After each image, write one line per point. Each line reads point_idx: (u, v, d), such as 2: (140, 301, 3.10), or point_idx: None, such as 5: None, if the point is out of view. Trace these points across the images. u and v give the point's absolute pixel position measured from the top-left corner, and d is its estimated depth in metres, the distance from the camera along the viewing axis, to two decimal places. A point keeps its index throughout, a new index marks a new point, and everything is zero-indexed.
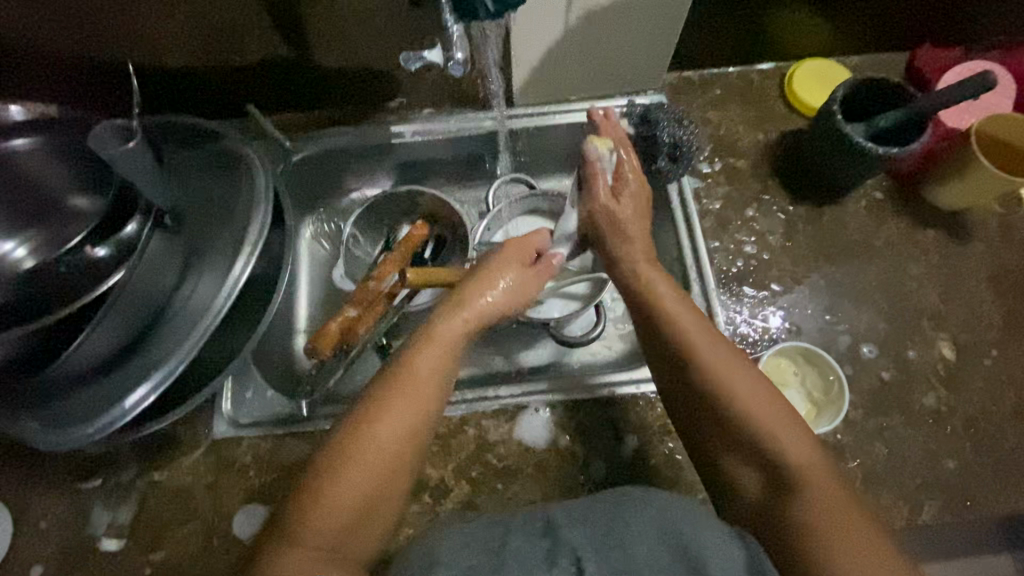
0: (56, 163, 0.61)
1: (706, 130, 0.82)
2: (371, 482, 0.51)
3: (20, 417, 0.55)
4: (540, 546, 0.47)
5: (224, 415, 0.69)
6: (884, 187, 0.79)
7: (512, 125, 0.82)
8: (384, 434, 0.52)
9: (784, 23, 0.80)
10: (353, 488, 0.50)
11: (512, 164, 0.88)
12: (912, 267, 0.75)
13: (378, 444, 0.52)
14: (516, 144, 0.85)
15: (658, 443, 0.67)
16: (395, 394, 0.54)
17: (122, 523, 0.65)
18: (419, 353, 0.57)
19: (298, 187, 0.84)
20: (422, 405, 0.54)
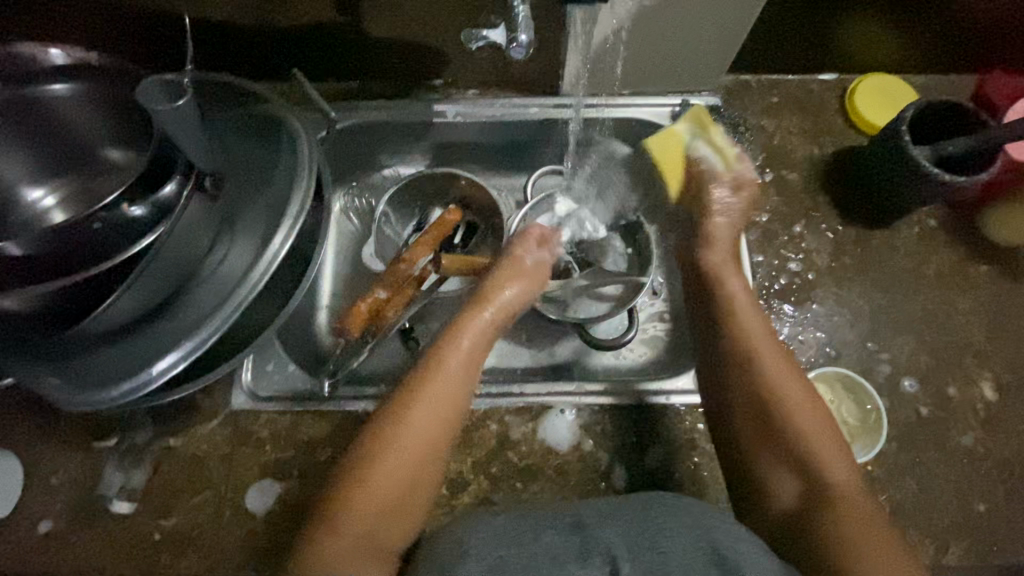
0: (83, 111, 0.59)
1: (759, 138, 0.79)
2: (400, 489, 0.52)
3: (43, 372, 0.54)
4: (574, 543, 0.47)
5: (244, 386, 0.68)
6: (939, 215, 0.76)
7: (584, 114, 0.79)
8: (411, 436, 0.53)
9: (855, 33, 0.76)
10: (387, 483, 0.52)
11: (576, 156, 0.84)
12: (960, 302, 0.72)
13: (409, 443, 0.53)
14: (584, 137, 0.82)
15: (683, 456, 0.66)
16: (421, 396, 0.55)
17: (134, 486, 0.64)
18: (444, 361, 0.57)
19: (334, 158, 0.81)
20: (444, 406, 0.55)
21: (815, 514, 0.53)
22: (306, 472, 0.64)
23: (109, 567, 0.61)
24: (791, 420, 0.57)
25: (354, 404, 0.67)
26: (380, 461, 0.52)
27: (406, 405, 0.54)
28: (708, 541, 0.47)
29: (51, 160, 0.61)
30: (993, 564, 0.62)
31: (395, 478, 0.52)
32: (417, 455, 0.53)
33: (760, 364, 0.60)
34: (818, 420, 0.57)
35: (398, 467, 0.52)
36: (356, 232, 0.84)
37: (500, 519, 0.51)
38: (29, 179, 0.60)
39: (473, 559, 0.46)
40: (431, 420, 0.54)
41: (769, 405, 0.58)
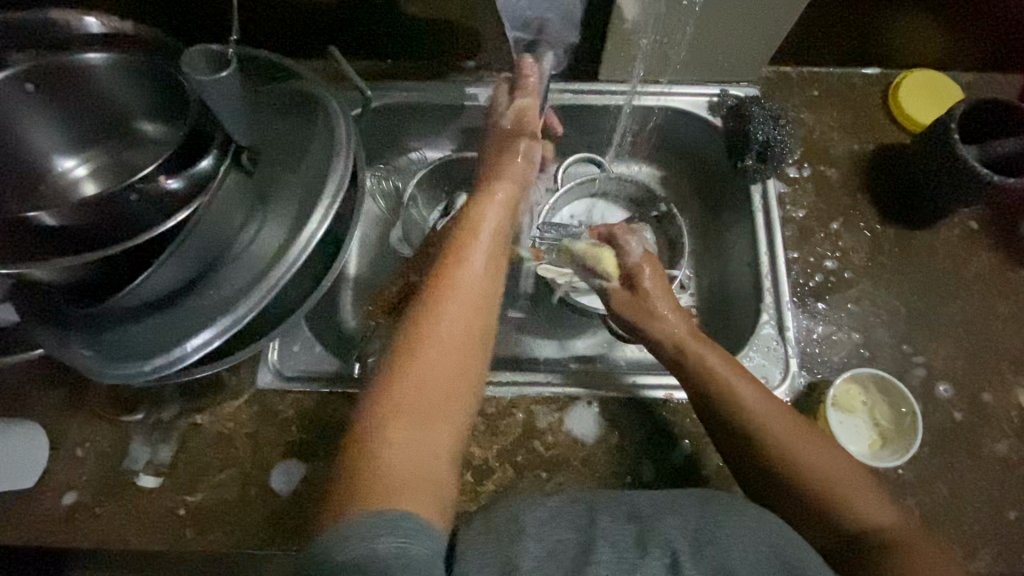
0: (120, 84, 0.57)
1: (798, 132, 0.77)
2: (435, 402, 0.46)
3: (75, 344, 0.53)
4: (629, 533, 0.47)
5: (270, 365, 0.68)
6: (980, 217, 0.74)
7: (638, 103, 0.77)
8: (439, 339, 0.48)
9: (904, 26, 0.74)
10: (429, 384, 0.47)
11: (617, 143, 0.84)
12: (999, 307, 0.71)
13: (447, 337, 0.48)
14: (631, 123, 0.80)
15: (711, 453, 0.65)
16: (445, 297, 0.50)
17: (161, 461, 0.64)
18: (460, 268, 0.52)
19: (363, 139, 0.80)
20: (475, 300, 0.51)
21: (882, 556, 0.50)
22: (331, 454, 0.64)
23: (136, 540, 0.61)
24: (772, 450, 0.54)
25: None
26: (418, 359, 0.47)
27: (433, 302, 0.50)
28: (770, 542, 0.46)
29: (85, 130, 0.60)
30: None
31: (437, 376, 0.47)
32: (450, 361, 0.48)
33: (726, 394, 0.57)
34: (802, 438, 0.55)
35: (439, 367, 0.47)
36: (382, 214, 0.83)
37: (553, 500, 0.50)
38: (64, 148, 0.60)
39: (531, 539, 0.46)
40: (463, 312, 0.50)
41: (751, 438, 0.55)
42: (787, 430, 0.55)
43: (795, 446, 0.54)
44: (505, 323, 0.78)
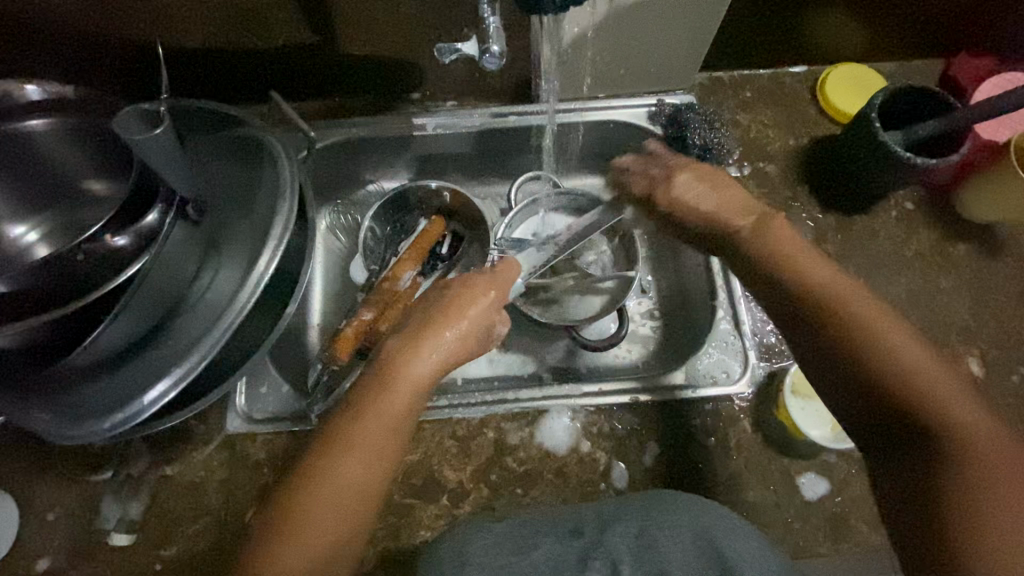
0: (62, 146, 0.59)
1: (735, 133, 0.81)
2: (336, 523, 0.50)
3: (34, 408, 0.54)
4: (573, 549, 0.51)
5: (239, 410, 0.68)
6: (915, 198, 0.78)
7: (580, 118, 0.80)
8: (354, 464, 0.51)
9: (820, 27, 0.78)
10: (319, 523, 0.49)
11: (564, 154, 0.86)
12: (941, 281, 0.74)
13: (342, 486, 0.50)
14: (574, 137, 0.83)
15: (680, 451, 0.66)
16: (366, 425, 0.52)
17: (133, 517, 0.63)
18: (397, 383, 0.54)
19: (318, 177, 0.82)
20: (378, 441, 0.52)
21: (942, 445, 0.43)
22: None
23: None
24: (900, 388, 0.46)
25: None
26: (310, 506, 0.49)
27: (344, 447, 0.51)
28: (704, 536, 0.51)
29: (34, 194, 0.61)
30: None
31: (332, 514, 0.50)
32: (360, 482, 0.51)
33: (856, 320, 0.49)
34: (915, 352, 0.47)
35: (333, 504, 0.50)
36: (344, 248, 0.84)
37: (499, 526, 0.55)
38: (14, 215, 0.61)
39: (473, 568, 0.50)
40: (364, 459, 0.51)
41: (895, 374, 0.46)
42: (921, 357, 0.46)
43: (940, 386, 0.45)
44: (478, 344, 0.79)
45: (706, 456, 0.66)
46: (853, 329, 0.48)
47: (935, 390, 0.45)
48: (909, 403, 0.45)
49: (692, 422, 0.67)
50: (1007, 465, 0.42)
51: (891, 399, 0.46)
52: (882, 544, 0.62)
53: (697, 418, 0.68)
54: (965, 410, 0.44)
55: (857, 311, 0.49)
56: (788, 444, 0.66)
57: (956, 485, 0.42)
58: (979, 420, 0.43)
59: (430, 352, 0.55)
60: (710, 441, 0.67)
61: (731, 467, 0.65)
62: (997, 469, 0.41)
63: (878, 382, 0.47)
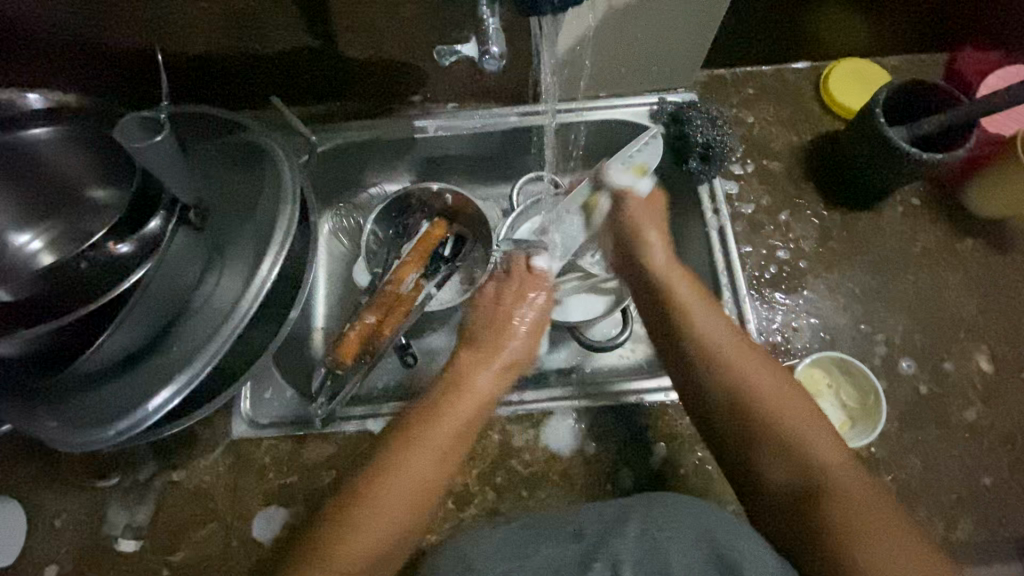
0: (67, 152, 0.59)
1: (738, 130, 0.80)
2: (396, 520, 0.53)
3: (40, 416, 0.54)
4: (574, 550, 0.52)
5: (243, 415, 0.68)
6: (921, 194, 0.77)
7: (580, 118, 0.80)
8: (419, 460, 0.55)
9: (822, 23, 0.77)
10: (384, 517, 0.52)
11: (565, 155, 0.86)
12: (949, 277, 0.73)
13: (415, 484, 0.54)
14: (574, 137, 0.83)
15: (687, 452, 0.66)
16: (429, 425, 0.57)
17: (140, 524, 0.63)
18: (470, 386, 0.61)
19: (320, 181, 0.82)
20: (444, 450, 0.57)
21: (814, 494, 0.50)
22: (312, 497, 0.64)
23: None
24: (766, 417, 0.54)
25: (356, 425, 0.67)
26: (388, 504, 0.53)
27: (409, 445, 0.56)
28: (714, 536, 0.51)
29: (38, 201, 0.61)
30: (1003, 537, 0.61)
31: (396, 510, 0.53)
32: (421, 481, 0.54)
33: (721, 359, 0.58)
34: (768, 373, 0.57)
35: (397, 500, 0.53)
36: (346, 251, 0.84)
37: (503, 530, 0.55)
38: (17, 223, 0.61)
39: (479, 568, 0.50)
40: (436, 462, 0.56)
41: (759, 418, 0.54)
42: (779, 400, 0.55)
43: (805, 431, 0.53)
44: None
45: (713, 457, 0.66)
46: (713, 371, 0.58)
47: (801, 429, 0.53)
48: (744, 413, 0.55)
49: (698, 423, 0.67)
50: (871, 506, 0.49)
51: (733, 410, 0.56)
52: None
53: None
54: (831, 444, 0.53)
55: (718, 343, 0.59)
56: None
57: (831, 522, 0.48)
58: (841, 467, 0.51)
59: (492, 366, 0.63)
60: None
61: None
62: (867, 516, 0.48)
63: (726, 407, 0.56)
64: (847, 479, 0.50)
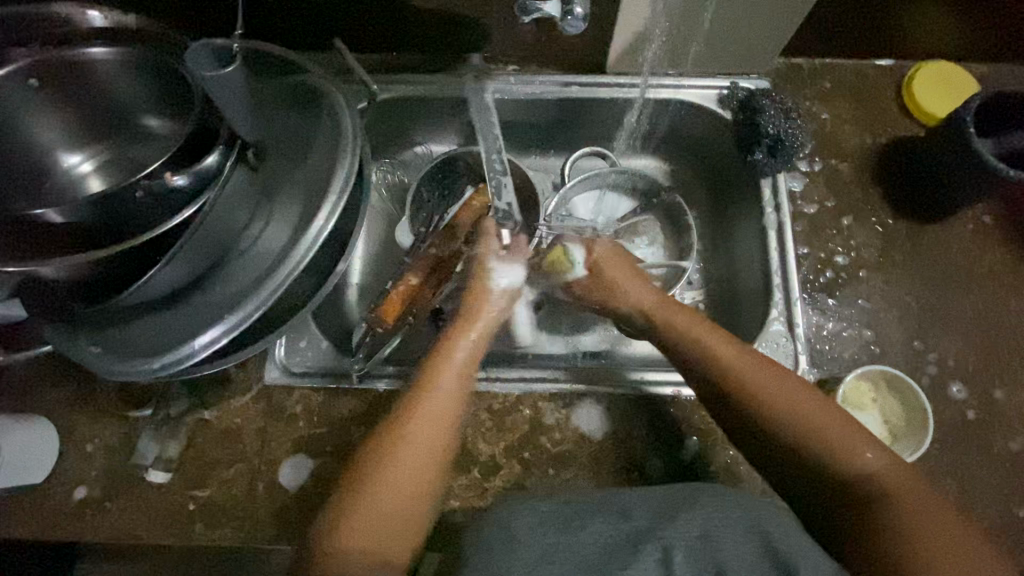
0: (125, 76, 0.57)
1: (810, 125, 0.76)
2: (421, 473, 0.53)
3: (85, 342, 0.54)
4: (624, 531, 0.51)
5: (278, 361, 0.68)
6: (994, 212, 0.73)
7: (647, 95, 0.77)
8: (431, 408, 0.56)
9: (917, 19, 0.72)
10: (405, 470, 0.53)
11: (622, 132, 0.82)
12: (1012, 302, 0.70)
13: (413, 448, 0.54)
14: (636, 114, 0.79)
15: (719, 449, 0.65)
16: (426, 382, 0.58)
17: (170, 457, 0.64)
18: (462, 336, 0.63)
19: (371, 131, 0.80)
20: (444, 413, 0.56)
21: (866, 515, 0.48)
22: (339, 451, 0.64)
23: (148, 533, 0.61)
24: (812, 434, 0.52)
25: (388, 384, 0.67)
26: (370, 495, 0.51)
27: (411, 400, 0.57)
28: (755, 534, 0.49)
29: (88, 124, 0.60)
30: None
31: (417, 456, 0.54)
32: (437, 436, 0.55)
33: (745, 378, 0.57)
34: (794, 388, 0.55)
35: (414, 455, 0.53)
36: (388, 208, 0.83)
37: (544, 504, 0.55)
38: (68, 144, 0.60)
39: (520, 545, 0.50)
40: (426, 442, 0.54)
41: (796, 430, 0.53)
42: (828, 414, 0.53)
43: (851, 442, 0.51)
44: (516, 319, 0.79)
45: (744, 456, 0.65)
46: (721, 363, 0.59)
47: (856, 443, 0.51)
48: (803, 441, 0.52)
49: None
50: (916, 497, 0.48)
51: (795, 443, 0.52)
52: None
53: None
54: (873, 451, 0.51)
55: (719, 355, 0.59)
56: None
57: (907, 541, 0.45)
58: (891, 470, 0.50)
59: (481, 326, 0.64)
60: None
61: None
62: (932, 512, 0.47)
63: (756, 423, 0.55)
64: (912, 491, 0.49)
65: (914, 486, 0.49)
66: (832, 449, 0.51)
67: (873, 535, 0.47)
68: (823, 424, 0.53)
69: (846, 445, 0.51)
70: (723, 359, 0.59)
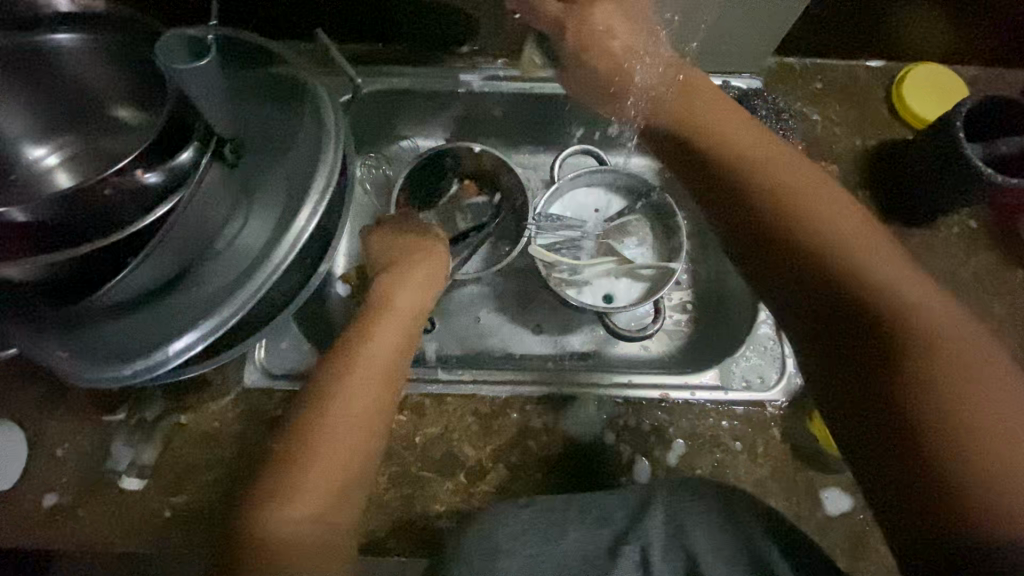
0: (95, 63, 0.54)
1: (800, 126, 0.76)
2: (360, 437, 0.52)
3: (51, 345, 0.51)
4: None
5: (257, 362, 0.66)
6: (979, 217, 0.74)
7: None
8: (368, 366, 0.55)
9: (909, 21, 0.72)
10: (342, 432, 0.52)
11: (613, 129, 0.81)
12: (995, 307, 0.71)
13: (349, 411, 0.53)
14: None
15: (705, 452, 0.65)
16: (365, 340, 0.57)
17: (145, 463, 0.61)
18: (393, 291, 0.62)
19: (356, 125, 0.77)
20: (380, 372, 0.56)
21: (927, 394, 0.39)
22: None
23: (122, 542, 0.59)
24: (867, 290, 0.43)
25: None
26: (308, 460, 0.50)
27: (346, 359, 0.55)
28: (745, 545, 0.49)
29: (55, 114, 0.57)
30: None
31: (354, 416, 0.52)
32: (372, 396, 0.54)
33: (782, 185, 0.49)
34: (848, 224, 0.46)
35: (349, 418, 0.52)
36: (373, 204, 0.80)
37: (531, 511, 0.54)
38: (33, 136, 0.57)
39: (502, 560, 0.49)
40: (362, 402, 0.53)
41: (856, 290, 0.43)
42: (890, 269, 0.44)
43: (917, 303, 0.42)
44: (504, 319, 0.78)
45: (731, 459, 0.65)
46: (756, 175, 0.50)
47: (915, 300, 0.42)
48: (861, 302, 0.43)
49: (721, 424, 0.66)
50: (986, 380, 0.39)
51: (845, 288, 0.44)
52: None
53: (726, 422, 0.66)
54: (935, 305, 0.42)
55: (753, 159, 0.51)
56: (816, 456, 0.64)
57: (967, 435, 0.37)
58: (974, 353, 0.40)
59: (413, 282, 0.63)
60: (736, 445, 0.65)
61: (754, 475, 0.64)
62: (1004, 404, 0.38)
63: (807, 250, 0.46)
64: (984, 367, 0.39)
65: (985, 365, 0.40)
66: (888, 301, 0.42)
67: (926, 425, 0.38)
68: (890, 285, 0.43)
69: (907, 304, 0.42)
70: (761, 165, 0.50)
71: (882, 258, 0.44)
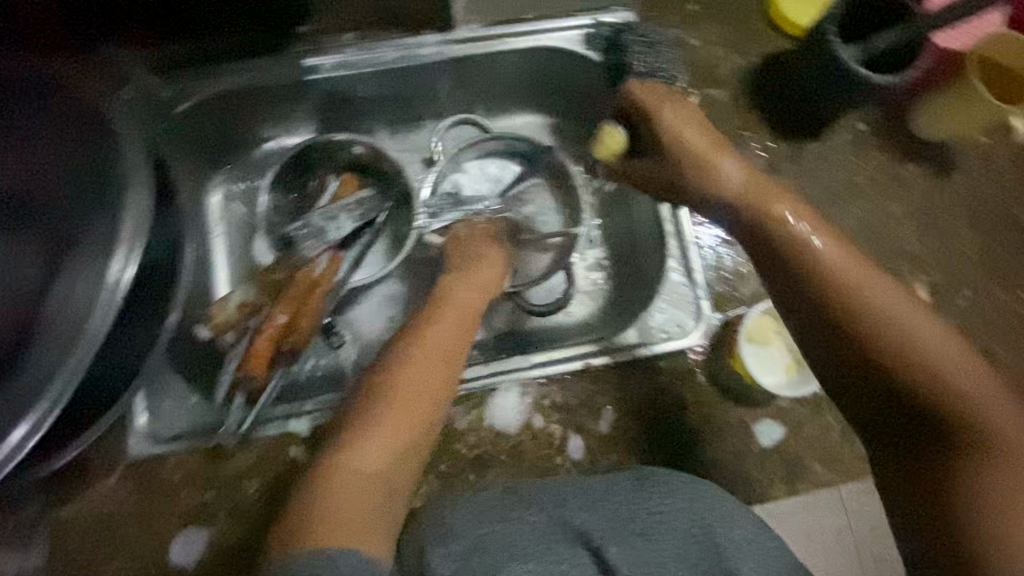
0: None
1: (680, 54, 0.71)
2: (398, 450, 0.48)
3: None
4: None
5: (140, 430, 0.59)
6: (867, 117, 0.72)
7: (505, 45, 0.68)
8: (410, 385, 0.50)
9: None
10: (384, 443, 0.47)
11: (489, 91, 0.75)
12: (893, 206, 0.70)
13: (393, 421, 0.48)
14: (499, 69, 0.72)
15: (636, 413, 0.63)
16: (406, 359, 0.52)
17: (34, 567, 0.55)
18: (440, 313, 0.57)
19: (198, 139, 0.68)
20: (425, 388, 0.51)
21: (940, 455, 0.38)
22: (234, 514, 0.57)
23: None
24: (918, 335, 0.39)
25: (276, 428, 0.59)
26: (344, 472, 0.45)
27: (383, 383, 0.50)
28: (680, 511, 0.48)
29: None
30: None
31: (394, 433, 0.48)
32: (412, 416, 0.49)
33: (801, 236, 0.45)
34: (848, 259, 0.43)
35: (391, 430, 0.48)
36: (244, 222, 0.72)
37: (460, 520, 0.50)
38: None
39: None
40: (402, 418, 0.49)
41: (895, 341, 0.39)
42: (903, 311, 0.40)
43: (940, 353, 0.39)
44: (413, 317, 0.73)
45: (662, 415, 0.63)
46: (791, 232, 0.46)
47: (936, 347, 0.39)
48: (891, 360, 0.39)
49: (647, 382, 0.64)
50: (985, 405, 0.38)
51: (858, 345, 0.41)
52: (833, 480, 0.63)
53: (652, 379, 0.64)
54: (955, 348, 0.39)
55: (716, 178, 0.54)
56: (744, 392, 0.64)
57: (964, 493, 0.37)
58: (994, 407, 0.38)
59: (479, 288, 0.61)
60: (665, 399, 0.64)
61: (688, 424, 0.63)
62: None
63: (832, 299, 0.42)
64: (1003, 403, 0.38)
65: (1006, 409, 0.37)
66: (907, 353, 0.39)
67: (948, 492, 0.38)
68: (903, 326, 0.40)
69: (930, 356, 0.39)
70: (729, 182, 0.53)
71: (889, 287, 0.41)
